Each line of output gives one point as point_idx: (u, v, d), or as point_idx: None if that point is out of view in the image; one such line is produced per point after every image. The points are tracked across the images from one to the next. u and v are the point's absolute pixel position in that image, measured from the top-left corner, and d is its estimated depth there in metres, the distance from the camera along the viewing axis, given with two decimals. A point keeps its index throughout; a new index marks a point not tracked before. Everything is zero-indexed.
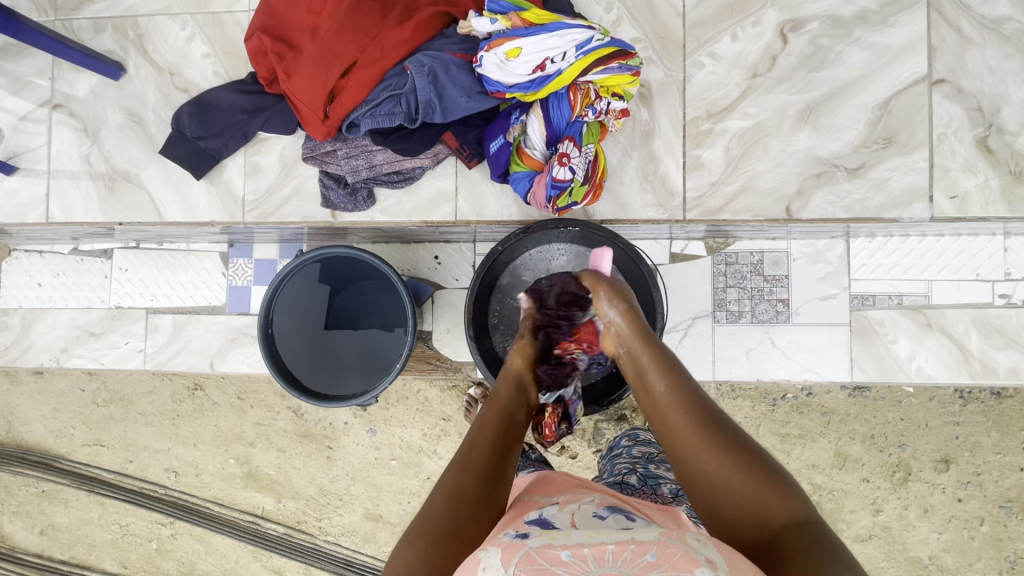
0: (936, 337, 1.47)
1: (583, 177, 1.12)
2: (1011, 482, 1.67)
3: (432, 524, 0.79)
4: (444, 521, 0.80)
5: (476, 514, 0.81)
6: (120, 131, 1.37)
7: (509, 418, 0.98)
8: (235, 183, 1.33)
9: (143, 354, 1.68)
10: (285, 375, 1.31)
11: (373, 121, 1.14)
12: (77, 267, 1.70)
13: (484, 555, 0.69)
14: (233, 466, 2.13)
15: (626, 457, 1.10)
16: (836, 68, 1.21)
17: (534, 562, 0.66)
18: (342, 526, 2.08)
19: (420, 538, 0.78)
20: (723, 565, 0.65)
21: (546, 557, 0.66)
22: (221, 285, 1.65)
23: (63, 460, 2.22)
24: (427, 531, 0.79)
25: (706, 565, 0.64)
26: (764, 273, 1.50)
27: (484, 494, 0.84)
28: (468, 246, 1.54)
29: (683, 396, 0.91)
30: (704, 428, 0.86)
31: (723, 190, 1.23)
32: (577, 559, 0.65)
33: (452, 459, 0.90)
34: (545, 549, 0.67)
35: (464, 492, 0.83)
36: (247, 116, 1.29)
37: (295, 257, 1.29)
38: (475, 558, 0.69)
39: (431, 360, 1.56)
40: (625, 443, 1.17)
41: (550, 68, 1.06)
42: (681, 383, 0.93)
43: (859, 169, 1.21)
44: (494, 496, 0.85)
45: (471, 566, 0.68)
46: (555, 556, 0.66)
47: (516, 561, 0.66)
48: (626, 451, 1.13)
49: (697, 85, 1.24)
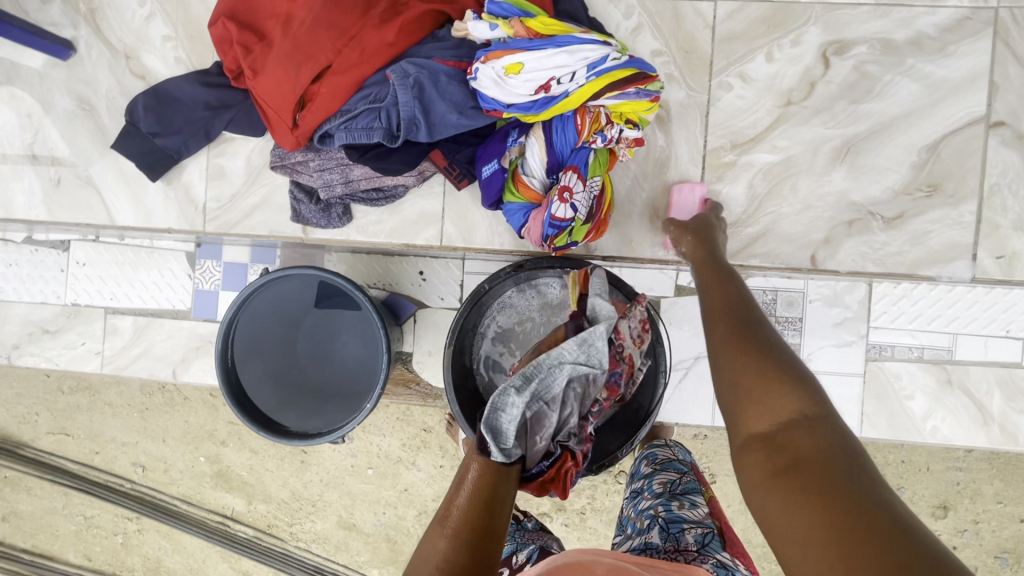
0: (955, 394, 1.36)
1: (586, 215, 0.98)
2: (1009, 532, 1.59)
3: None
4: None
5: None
6: (68, 119, 1.22)
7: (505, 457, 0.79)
8: (196, 187, 1.19)
9: (100, 357, 1.55)
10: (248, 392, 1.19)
11: (349, 136, 0.98)
12: (31, 258, 1.56)
13: None
14: (203, 465, 2.03)
15: (649, 498, 1.02)
16: (882, 102, 1.06)
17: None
18: (314, 532, 2.00)
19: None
20: None
21: None
22: (186, 288, 1.52)
23: (27, 447, 2.11)
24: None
25: None
26: (776, 313, 1.37)
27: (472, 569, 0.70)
28: (456, 264, 1.40)
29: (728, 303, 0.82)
30: (730, 329, 0.77)
31: (743, 233, 1.09)
32: None
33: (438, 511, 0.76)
34: None
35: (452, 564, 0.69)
36: (209, 113, 1.13)
37: (278, 269, 1.16)
38: None
39: (410, 383, 1.44)
40: (644, 470, 1.12)
41: (555, 89, 0.91)
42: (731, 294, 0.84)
43: (896, 219, 1.07)
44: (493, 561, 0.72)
45: None
46: None
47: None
48: (647, 487, 1.06)
49: (722, 110, 1.09)
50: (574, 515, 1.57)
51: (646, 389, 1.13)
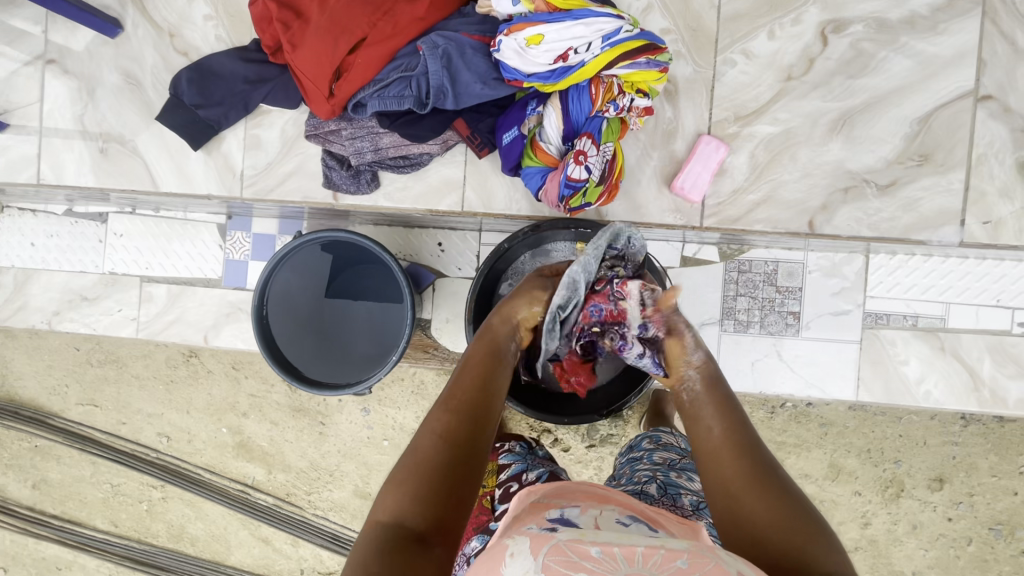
0: (948, 361, 1.43)
1: (599, 177, 1.06)
2: (1003, 505, 1.65)
3: (424, 469, 0.77)
4: (432, 466, 0.77)
5: (466, 457, 0.79)
6: (115, 93, 1.31)
7: (500, 350, 0.94)
8: (234, 156, 1.28)
9: (136, 323, 1.65)
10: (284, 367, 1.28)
11: (382, 103, 1.08)
12: (71, 229, 1.65)
13: (512, 543, 0.67)
14: (225, 436, 2.09)
15: (647, 464, 1.08)
16: (877, 77, 1.14)
17: (562, 554, 0.63)
18: (331, 501, 2.06)
19: (406, 482, 0.76)
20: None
21: (575, 551, 0.63)
22: (217, 258, 1.61)
23: (57, 418, 2.16)
24: (416, 476, 0.76)
25: None
26: (778, 283, 1.45)
27: (474, 438, 0.82)
28: (473, 235, 1.48)
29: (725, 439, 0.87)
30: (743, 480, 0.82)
31: (746, 199, 1.17)
32: (606, 556, 0.62)
33: (439, 396, 0.86)
34: (574, 543, 0.65)
35: (456, 434, 0.81)
36: (248, 86, 1.22)
37: (291, 240, 1.26)
38: (503, 545, 0.67)
39: (428, 348, 1.52)
40: (646, 446, 1.16)
41: (572, 59, 0.99)
42: (734, 424, 0.89)
43: (889, 187, 1.14)
44: (486, 442, 0.83)
45: (498, 554, 0.66)
46: (584, 551, 0.63)
47: (545, 551, 0.64)
48: (647, 456, 1.12)
49: (726, 84, 1.16)
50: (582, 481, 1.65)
51: None
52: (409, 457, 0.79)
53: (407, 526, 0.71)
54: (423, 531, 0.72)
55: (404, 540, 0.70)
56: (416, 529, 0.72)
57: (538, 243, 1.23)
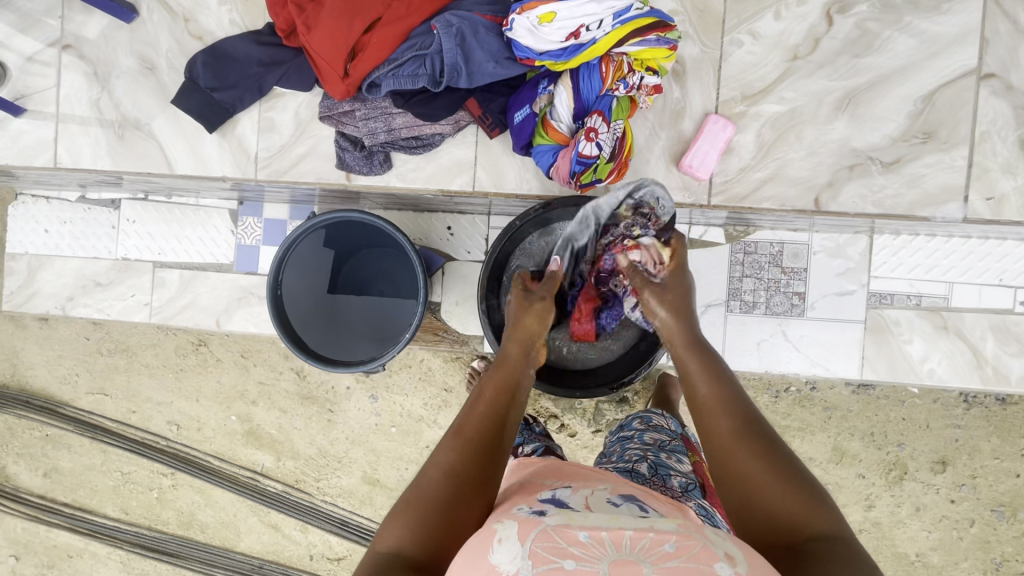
0: (951, 340, 1.45)
1: (609, 154, 1.09)
2: (1006, 487, 1.68)
3: (427, 498, 0.75)
4: (434, 496, 0.76)
5: (471, 492, 0.77)
6: (131, 77, 1.33)
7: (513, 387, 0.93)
8: (248, 139, 1.30)
9: (149, 308, 1.67)
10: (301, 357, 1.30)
11: (396, 82, 1.12)
12: (84, 216, 1.67)
13: (500, 528, 0.66)
14: (234, 423, 2.10)
15: (637, 443, 1.09)
16: (881, 56, 1.16)
17: (550, 540, 0.62)
18: (340, 487, 2.07)
19: (407, 510, 0.75)
20: (743, 561, 0.60)
21: (563, 536, 0.62)
22: (229, 244, 1.63)
23: (67, 407, 2.18)
24: (417, 505, 0.75)
25: (726, 561, 0.59)
26: (783, 264, 1.47)
27: (480, 473, 0.79)
28: (482, 219, 1.50)
29: (724, 396, 0.84)
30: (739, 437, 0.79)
31: (753, 176, 1.19)
32: (594, 541, 0.61)
33: (449, 426, 0.85)
34: (563, 529, 0.63)
35: (460, 467, 0.79)
36: (263, 69, 1.25)
37: (304, 222, 1.29)
38: (491, 530, 0.66)
39: (438, 331, 1.54)
40: (636, 426, 1.16)
41: (584, 36, 1.03)
42: (726, 384, 0.86)
43: (893, 164, 1.16)
44: (496, 480, 0.80)
45: (485, 539, 0.65)
46: (571, 536, 0.62)
47: (533, 537, 0.62)
48: (638, 435, 1.12)
49: (733, 64, 1.18)
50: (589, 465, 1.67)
51: None
52: (412, 486, 0.78)
53: (406, 556, 0.70)
54: (420, 562, 0.70)
55: (401, 568, 0.69)
56: (415, 560, 0.70)
57: (545, 222, 1.24)
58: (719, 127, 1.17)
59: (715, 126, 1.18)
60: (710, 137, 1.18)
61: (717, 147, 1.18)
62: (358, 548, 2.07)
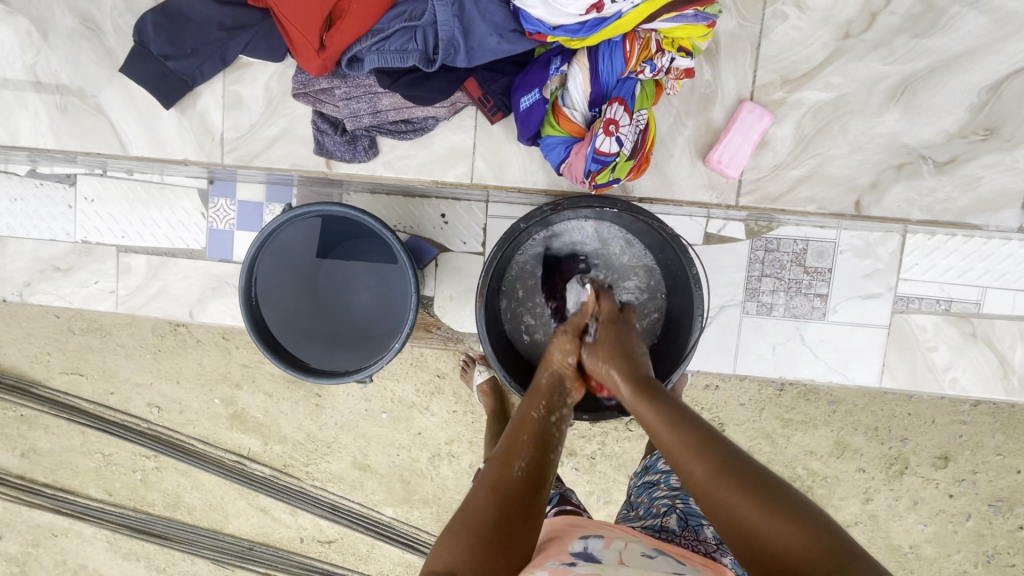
0: (978, 348, 1.35)
1: (630, 150, 1.04)
2: (1005, 482, 1.60)
3: (472, 521, 0.73)
4: (486, 519, 0.74)
5: (515, 513, 0.75)
6: (70, 38, 1.31)
7: (544, 433, 0.85)
8: (211, 115, 1.29)
9: (115, 296, 1.47)
10: (280, 355, 1.20)
11: (381, 58, 1.08)
12: (37, 193, 1.45)
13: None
14: (218, 407, 1.89)
15: (665, 489, 1.02)
16: (948, 35, 1.19)
17: None
18: (329, 473, 1.89)
19: (461, 532, 0.73)
20: None
21: None
22: (200, 228, 1.42)
23: (43, 387, 1.94)
24: (469, 528, 0.72)
25: None
26: (806, 264, 1.32)
27: (524, 496, 0.77)
28: (479, 206, 1.30)
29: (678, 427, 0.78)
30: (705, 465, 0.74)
31: (788, 174, 1.25)
32: None
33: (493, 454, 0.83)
34: None
35: (505, 487, 0.77)
36: (224, 33, 1.21)
37: (281, 215, 1.15)
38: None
39: (431, 327, 1.38)
40: (661, 467, 1.09)
41: (608, 9, 0.94)
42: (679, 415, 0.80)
43: (948, 163, 1.24)
44: (535, 504, 0.77)
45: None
46: None
47: None
48: (663, 479, 1.04)
49: (776, 41, 1.21)
50: (585, 457, 1.60)
51: (683, 331, 1.10)
52: (457, 510, 0.76)
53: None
54: None
55: None
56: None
57: (551, 222, 1.13)
58: (763, 118, 1.21)
59: (757, 114, 1.21)
60: (755, 128, 1.22)
61: (757, 141, 1.22)
62: (350, 532, 1.92)
